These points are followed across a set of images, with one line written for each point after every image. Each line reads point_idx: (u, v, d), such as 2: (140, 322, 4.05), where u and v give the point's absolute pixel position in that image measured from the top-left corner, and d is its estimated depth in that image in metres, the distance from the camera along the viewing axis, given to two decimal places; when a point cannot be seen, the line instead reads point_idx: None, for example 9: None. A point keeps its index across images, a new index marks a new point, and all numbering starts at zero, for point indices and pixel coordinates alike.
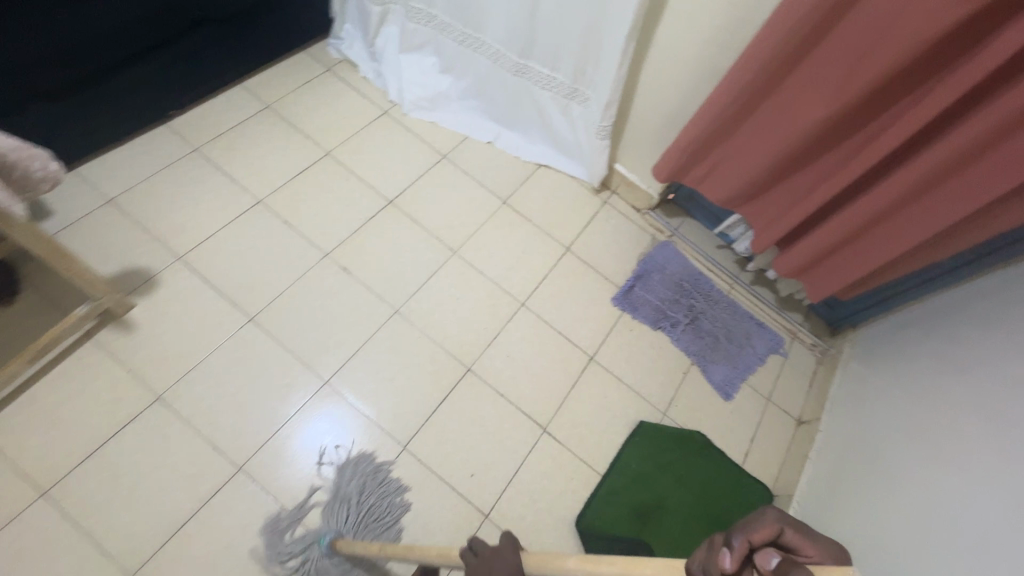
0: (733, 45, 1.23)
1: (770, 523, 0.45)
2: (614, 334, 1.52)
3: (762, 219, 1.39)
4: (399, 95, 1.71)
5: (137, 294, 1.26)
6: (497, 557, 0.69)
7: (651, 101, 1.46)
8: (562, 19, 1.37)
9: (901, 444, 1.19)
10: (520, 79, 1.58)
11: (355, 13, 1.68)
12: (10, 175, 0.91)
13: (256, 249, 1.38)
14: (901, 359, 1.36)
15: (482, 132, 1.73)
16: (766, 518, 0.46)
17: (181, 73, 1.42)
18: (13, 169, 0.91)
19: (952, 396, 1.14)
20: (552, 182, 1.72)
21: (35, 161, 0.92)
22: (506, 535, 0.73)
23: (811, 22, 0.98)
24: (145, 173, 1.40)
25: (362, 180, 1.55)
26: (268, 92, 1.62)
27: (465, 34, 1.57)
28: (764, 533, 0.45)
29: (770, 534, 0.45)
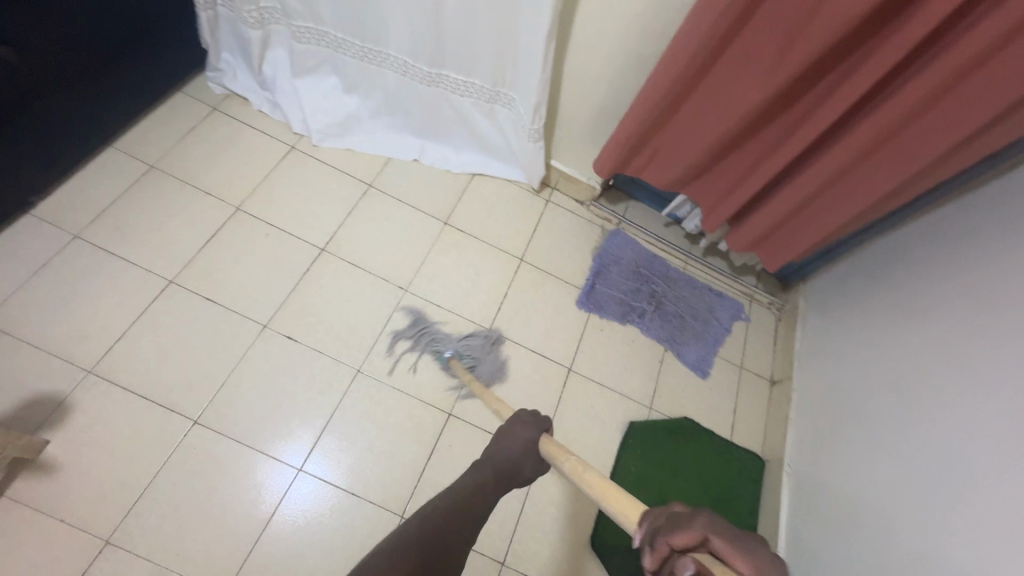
0: (655, 29, 1.17)
1: (695, 532, 0.45)
2: (587, 338, 1.49)
3: (710, 199, 1.38)
4: (304, 125, 1.53)
5: (47, 428, 1.06)
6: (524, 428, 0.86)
7: (578, 96, 1.39)
8: (471, 23, 1.26)
9: (871, 393, 1.25)
10: (435, 90, 1.45)
11: (230, 38, 1.46)
12: None
13: (183, 338, 1.20)
14: (855, 307, 1.42)
15: (405, 151, 1.59)
16: (693, 522, 0.46)
17: (34, 152, 1.18)
18: None
19: (908, 340, 1.21)
20: (491, 191, 1.63)
21: None
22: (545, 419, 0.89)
23: (739, 7, 0.95)
24: (19, 280, 1.17)
25: (286, 231, 1.39)
26: (149, 148, 1.39)
27: (365, 49, 1.41)
28: (682, 535, 0.45)
29: (691, 536, 0.45)
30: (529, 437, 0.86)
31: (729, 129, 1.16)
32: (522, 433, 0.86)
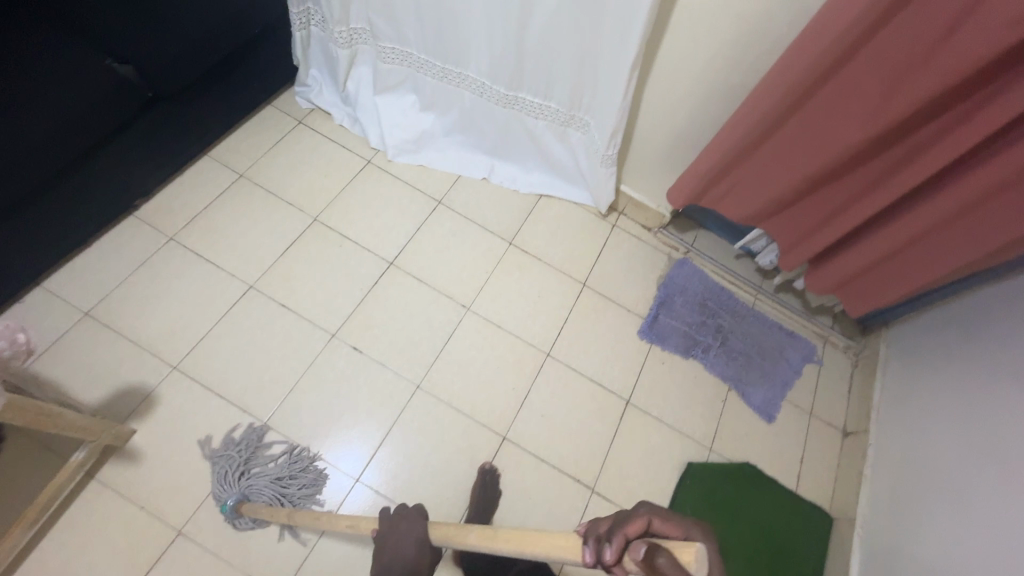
0: (746, 60, 1.13)
1: (640, 520, 0.50)
2: (646, 370, 1.44)
3: (790, 237, 1.31)
4: (380, 140, 1.57)
5: (134, 418, 1.14)
6: (403, 521, 0.85)
7: (656, 123, 1.36)
8: (554, 49, 1.27)
9: (954, 456, 1.13)
10: (510, 111, 1.46)
11: (319, 55, 1.53)
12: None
13: (257, 342, 1.26)
14: (943, 362, 1.30)
15: (475, 169, 1.61)
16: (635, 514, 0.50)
17: (142, 160, 1.28)
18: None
19: (1000, 402, 1.09)
20: (557, 212, 1.62)
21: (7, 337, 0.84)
22: (418, 507, 0.89)
23: (843, 45, 0.91)
24: (119, 276, 1.26)
25: (357, 243, 1.43)
26: (239, 158, 1.48)
27: (445, 70, 1.44)
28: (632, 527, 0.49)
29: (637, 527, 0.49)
30: (418, 530, 0.84)
31: (822, 166, 1.10)
32: (411, 525, 0.85)
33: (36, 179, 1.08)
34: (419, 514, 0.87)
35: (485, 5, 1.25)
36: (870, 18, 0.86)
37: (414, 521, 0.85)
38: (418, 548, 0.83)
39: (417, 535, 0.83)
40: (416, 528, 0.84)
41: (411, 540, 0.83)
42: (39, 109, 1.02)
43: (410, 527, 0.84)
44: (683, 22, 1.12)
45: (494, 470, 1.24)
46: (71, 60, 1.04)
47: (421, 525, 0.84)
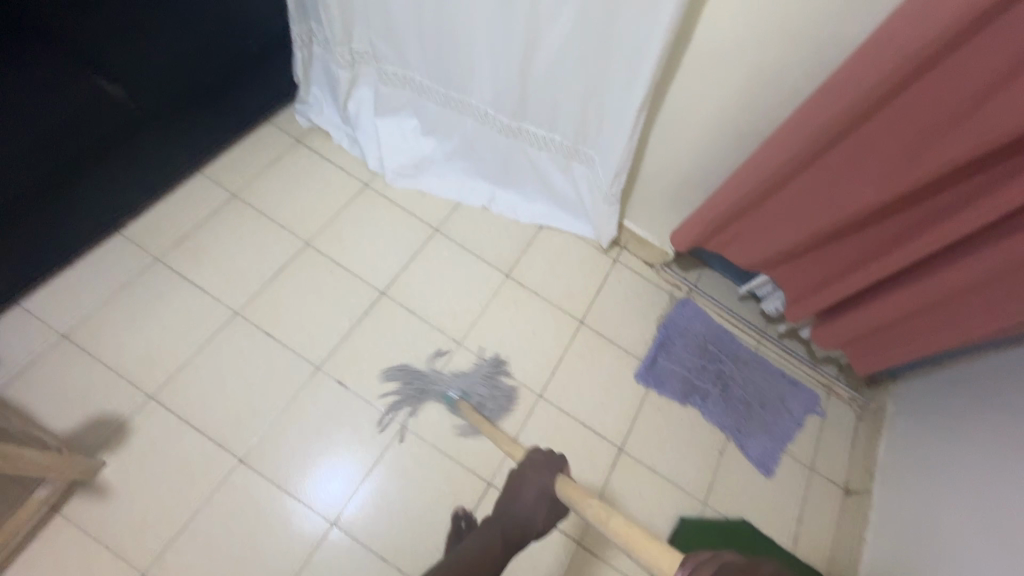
0: (757, 106, 1.08)
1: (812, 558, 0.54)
2: (642, 416, 1.39)
3: (797, 290, 1.26)
4: (379, 164, 1.53)
5: (105, 449, 1.10)
6: (536, 476, 0.82)
7: (662, 162, 1.31)
8: (560, 84, 1.22)
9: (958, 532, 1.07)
10: (513, 141, 1.42)
11: (321, 75, 1.49)
12: None
13: (239, 372, 1.22)
14: (953, 427, 1.23)
15: (476, 196, 1.57)
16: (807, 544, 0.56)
17: (131, 177, 1.25)
18: None
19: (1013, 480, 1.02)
20: (558, 245, 1.57)
21: None
22: (556, 458, 0.85)
23: (863, 105, 0.87)
24: (101, 297, 1.23)
25: (350, 270, 1.39)
26: (233, 177, 1.44)
27: (448, 97, 1.40)
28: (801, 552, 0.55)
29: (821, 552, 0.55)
30: (545, 483, 0.82)
31: (831, 225, 1.06)
32: (537, 478, 0.82)
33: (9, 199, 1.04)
34: (556, 468, 0.84)
35: (490, 36, 1.21)
36: (894, 79, 0.82)
37: (543, 474, 0.82)
38: (539, 501, 0.81)
39: (539, 488, 0.81)
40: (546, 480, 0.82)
41: (534, 492, 0.81)
42: (12, 125, 0.97)
43: (538, 479, 0.82)
44: (693, 64, 1.08)
45: (470, 515, 1.03)
46: (60, 78, 1.00)
47: (549, 475, 0.82)
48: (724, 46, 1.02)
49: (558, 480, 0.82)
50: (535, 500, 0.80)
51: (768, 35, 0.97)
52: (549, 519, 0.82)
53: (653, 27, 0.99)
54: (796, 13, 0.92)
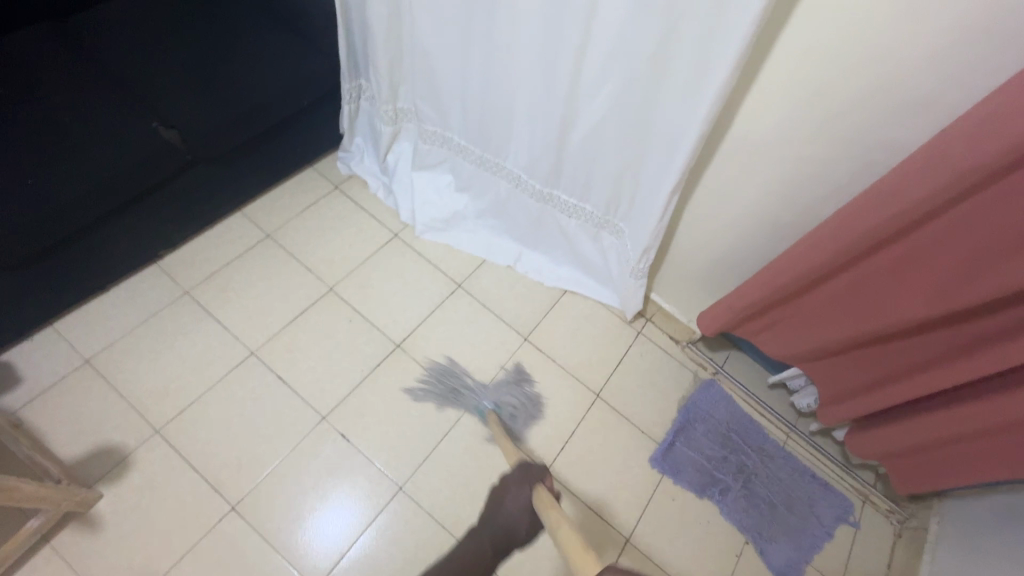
0: (796, 199, 1.04)
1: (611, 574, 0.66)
2: (653, 505, 1.30)
3: (835, 390, 1.18)
4: (411, 216, 1.56)
5: (105, 481, 1.10)
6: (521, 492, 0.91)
7: (694, 241, 1.28)
8: (593, 157, 1.22)
9: None
10: (543, 206, 1.42)
11: (365, 127, 1.55)
12: None
13: (247, 414, 1.22)
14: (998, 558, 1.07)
15: (503, 255, 1.57)
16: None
17: (174, 214, 1.30)
18: None
19: None
20: (581, 311, 1.54)
21: None
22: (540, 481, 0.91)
23: (913, 215, 0.82)
24: (127, 327, 1.26)
25: (369, 319, 1.40)
26: (270, 218, 1.49)
27: (484, 158, 1.42)
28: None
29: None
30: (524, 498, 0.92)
31: (874, 330, 0.99)
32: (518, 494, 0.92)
33: (54, 235, 1.08)
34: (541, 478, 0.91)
35: (529, 109, 1.22)
36: (949, 194, 0.77)
37: (522, 492, 0.92)
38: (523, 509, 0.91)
39: (523, 502, 0.91)
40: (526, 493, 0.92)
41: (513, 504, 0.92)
42: (70, 167, 1.08)
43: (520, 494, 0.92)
44: (732, 151, 1.06)
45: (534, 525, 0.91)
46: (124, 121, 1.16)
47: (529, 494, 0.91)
48: (765, 138, 1.00)
49: (538, 493, 0.88)
50: (519, 513, 0.91)
51: (812, 131, 0.94)
52: (533, 525, 0.93)
53: (693, 114, 0.97)
54: (842, 113, 0.90)
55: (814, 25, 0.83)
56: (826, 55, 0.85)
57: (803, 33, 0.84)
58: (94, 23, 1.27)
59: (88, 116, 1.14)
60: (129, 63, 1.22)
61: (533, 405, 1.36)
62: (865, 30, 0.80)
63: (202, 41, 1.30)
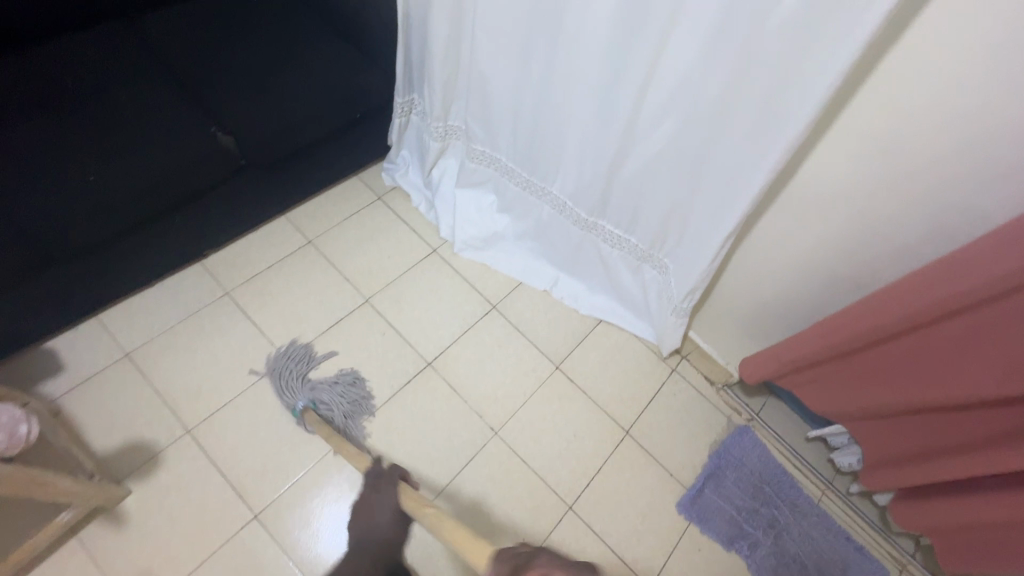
0: (859, 255, 1.00)
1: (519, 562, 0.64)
2: (677, 554, 1.25)
3: (888, 452, 1.11)
4: (451, 232, 1.55)
5: (134, 478, 1.11)
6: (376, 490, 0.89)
7: (741, 285, 1.24)
8: (644, 192, 1.19)
9: None
10: (586, 234, 1.40)
11: (413, 141, 1.55)
12: None
13: (275, 422, 1.22)
14: None
15: (540, 278, 1.55)
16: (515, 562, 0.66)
17: (220, 213, 1.32)
18: None
19: None
20: (615, 342, 1.50)
21: None
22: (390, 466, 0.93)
23: (992, 288, 0.76)
24: (167, 323, 1.28)
25: (401, 335, 1.39)
26: (313, 225, 1.50)
27: (530, 182, 1.40)
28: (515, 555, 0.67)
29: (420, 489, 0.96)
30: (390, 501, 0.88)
31: (935, 399, 0.93)
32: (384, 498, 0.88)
33: (103, 230, 1.11)
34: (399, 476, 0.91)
35: (581, 138, 1.20)
36: None
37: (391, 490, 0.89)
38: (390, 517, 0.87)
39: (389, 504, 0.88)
40: (391, 498, 0.88)
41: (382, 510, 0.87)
42: (128, 167, 1.10)
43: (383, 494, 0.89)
44: (794, 200, 1.02)
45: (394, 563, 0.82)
46: (183, 128, 1.17)
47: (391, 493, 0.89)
48: (832, 190, 0.96)
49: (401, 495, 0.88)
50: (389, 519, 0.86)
51: (882, 187, 0.90)
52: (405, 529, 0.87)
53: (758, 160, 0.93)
54: (918, 173, 0.85)
55: (902, 81, 0.79)
56: (910, 112, 0.81)
57: (889, 88, 0.81)
58: (163, 25, 1.30)
59: (149, 116, 1.17)
60: (196, 68, 1.25)
61: (364, 411, 1.26)
62: (952, 91, 0.76)
63: (264, 47, 1.31)
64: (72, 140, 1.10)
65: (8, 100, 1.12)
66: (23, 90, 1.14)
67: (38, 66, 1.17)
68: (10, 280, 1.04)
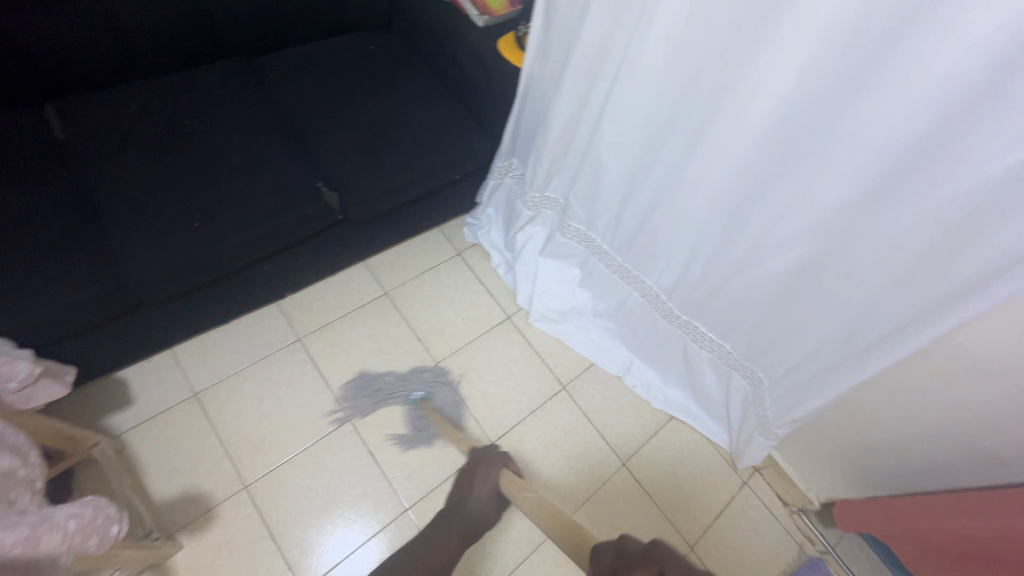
0: (1003, 428, 0.90)
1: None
2: None
3: None
4: (527, 301, 1.49)
5: (188, 532, 1.07)
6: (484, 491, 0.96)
7: (843, 417, 1.15)
8: (754, 309, 1.10)
9: None
10: (674, 328, 1.30)
11: (502, 203, 1.49)
12: (10, 476, 0.63)
13: (333, 487, 1.17)
14: None
15: (613, 362, 1.47)
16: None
17: (308, 262, 1.27)
18: (17, 468, 0.64)
19: None
20: (686, 442, 1.42)
21: (23, 467, 0.65)
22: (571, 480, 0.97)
23: None
24: (238, 366, 1.25)
25: (467, 407, 1.33)
26: (391, 275, 1.46)
27: (624, 269, 1.31)
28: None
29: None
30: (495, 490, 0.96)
31: None
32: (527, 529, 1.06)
33: (198, 279, 1.07)
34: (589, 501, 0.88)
35: (694, 241, 1.12)
36: None
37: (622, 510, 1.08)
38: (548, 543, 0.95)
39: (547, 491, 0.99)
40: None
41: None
42: (235, 220, 1.08)
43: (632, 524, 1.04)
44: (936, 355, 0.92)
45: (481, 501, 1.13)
46: (291, 181, 1.15)
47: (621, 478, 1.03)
48: (990, 357, 0.86)
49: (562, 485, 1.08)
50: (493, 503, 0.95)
51: None
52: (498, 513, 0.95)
53: (926, 311, 0.84)
54: None
55: None
56: None
57: None
58: (280, 68, 1.31)
59: (257, 162, 1.16)
60: (309, 117, 1.25)
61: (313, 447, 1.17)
62: None
63: (376, 101, 1.31)
64: (182, 182, 1.09)
65: (127, 132, 1.11)
66: (142, 123, 1.13)
67: (157, 99, 1.17)
68: (102, 322, 1.01)
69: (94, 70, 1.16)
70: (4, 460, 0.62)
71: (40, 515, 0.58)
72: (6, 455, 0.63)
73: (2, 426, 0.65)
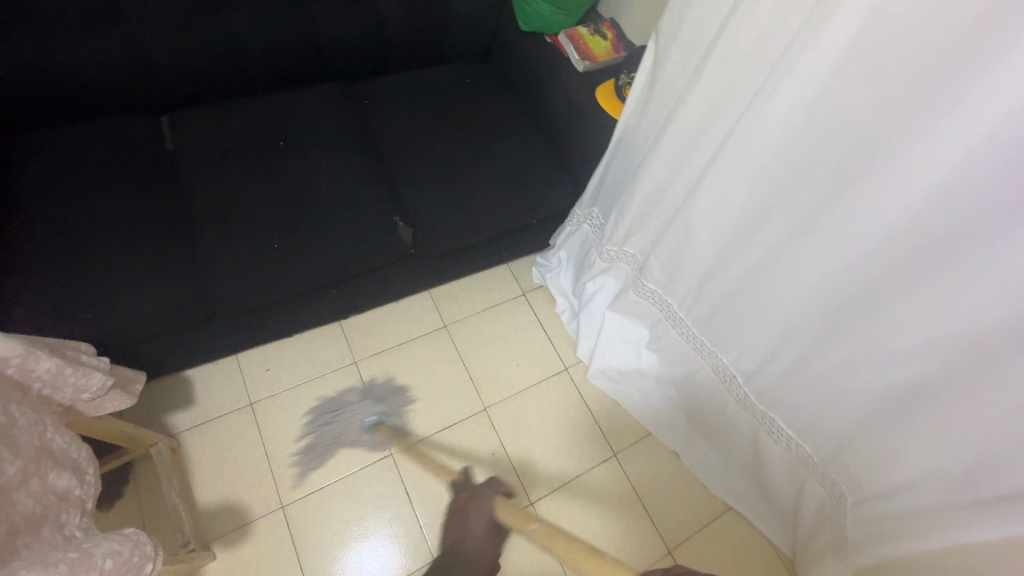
0: None
1: None
2: None
3: None
4: (588, 355, 1.42)
5: (225, 543, 1.08)
6: None
7: None
8: (848, 418, 0.96)
9: None
10: (747, 416, 1.16)
11: (576, 248, 1.42)
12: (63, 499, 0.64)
13: (365, 522, 1.15)
14: None
15: (672, 435, 1.36)
16: None
17: (374, 289, 1.27)
18: (70, 492, 0.65)
19: None
20: (743, 538, 1.28)
21: (76, 488, 0.66)
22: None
23: None
24: (294, 380, 1.27)
25: (510, 460, 1.27)
26: (453, 308, 1.44)
27: (699, 342, 1.19)
28: None
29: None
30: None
31: None
32: None
33: (269, 298, 1.09)
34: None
35: (785, 331, 1.00)
36: None
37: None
38: None
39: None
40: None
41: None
42: (311, 245, 1.09)
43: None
44: None
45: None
46: (368, 211, 1.15)
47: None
48: None
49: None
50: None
51: None
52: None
53: None
54: None
55: None
56: None
57: None
58: (376, 94, 1.33)
59: (340, 187, 1.16)
60: (395, 147, 1.25)
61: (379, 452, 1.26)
62: None
63: (463, 135, 1.29)
64: (268, 201, 1.11)
65: (229, 147, 1.16)
66: (244, 138, 1.18)
67: (262, 116, 1.22)
68: (179, 328, 1.05)
69: (212, 84, 1.23)
70: (60, 482, 0.63)
71: (80, 550, 0.58)
72: (63, 474, 0.65)
73: (66, 442, 0.68)
